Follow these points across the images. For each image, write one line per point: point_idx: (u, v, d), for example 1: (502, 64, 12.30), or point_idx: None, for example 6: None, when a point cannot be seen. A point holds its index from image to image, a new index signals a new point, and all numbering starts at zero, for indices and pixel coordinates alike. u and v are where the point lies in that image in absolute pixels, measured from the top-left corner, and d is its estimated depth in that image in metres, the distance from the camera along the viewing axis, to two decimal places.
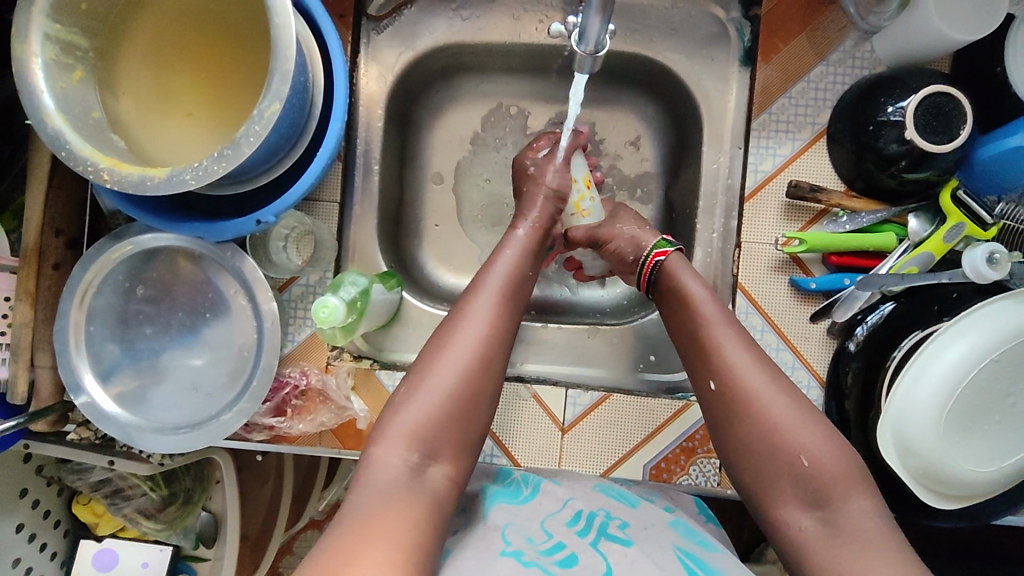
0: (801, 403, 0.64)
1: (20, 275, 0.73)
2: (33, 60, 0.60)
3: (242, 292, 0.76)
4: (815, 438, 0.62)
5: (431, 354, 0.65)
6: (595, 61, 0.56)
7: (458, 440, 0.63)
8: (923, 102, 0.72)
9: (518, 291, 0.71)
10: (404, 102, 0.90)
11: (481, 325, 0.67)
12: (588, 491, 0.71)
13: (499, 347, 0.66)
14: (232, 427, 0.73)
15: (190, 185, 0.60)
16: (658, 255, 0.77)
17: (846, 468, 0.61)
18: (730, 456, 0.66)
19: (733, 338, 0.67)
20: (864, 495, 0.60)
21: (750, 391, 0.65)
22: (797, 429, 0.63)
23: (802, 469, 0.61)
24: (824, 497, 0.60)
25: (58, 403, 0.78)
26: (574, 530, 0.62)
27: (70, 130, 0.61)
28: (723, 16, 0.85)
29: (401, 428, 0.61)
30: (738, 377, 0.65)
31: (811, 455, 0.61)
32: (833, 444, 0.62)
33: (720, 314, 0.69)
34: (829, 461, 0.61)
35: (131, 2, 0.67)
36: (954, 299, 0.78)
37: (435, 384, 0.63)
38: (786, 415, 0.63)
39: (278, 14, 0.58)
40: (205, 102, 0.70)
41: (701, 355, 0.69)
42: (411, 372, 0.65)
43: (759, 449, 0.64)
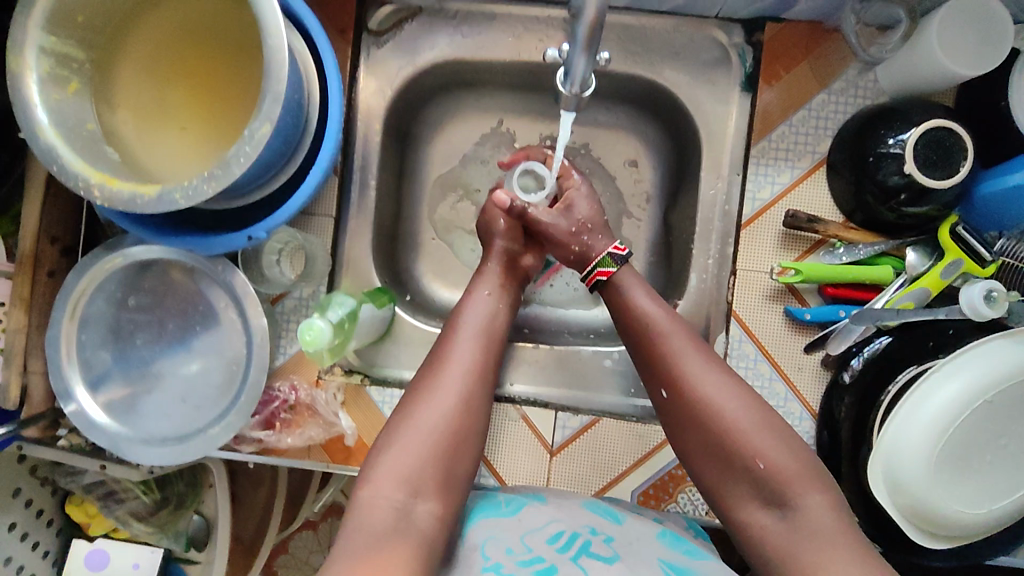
0: (756, 405, 0.64)
1: (14, 282, 0.74)
2: (29, 73, 0.60)
3: (232, 306, 0.76)
4: (767, 439, 0.61)
5: (413, 398, 0.68)
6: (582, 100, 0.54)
7: (446, 476, 0.64)
8: (922, 137, 0.71)
9: (491, 337, 0.75)
10: (402, 117, 0.90)
11: (460, 362, 0.70)
12: (575, 508, 0.71)
13: (477, 388, 0.70)
14: (220, 441, 0.73)
15: (180, 204, 0.60)
16: (601, 274, 0.76)
17: (801, 468, 0.60)
18: (691, 466, 0.65)
19: (688, 348, 0.67)
20: (819, 491, 0.59)
21: (705, 398, 0.64)
22: (754, 431, 0.62)
23: (760, 471, 0.60)
24: (782, 496, 0.59)
25: (49, 410, 0.80)
26: (554, 546, 0.63)
27: (63, 144, 0.61)
28: (725, 40, 0.84)
29: (389, 469, 0.62)
30: (692, 385, 0.65)
31: (767, 458, 0.60)
32: (787, 445, 0.61)
33: (673, 323, 0.69)
34: (783, 463, 0.60)
35: (130, 15, 0.68)
36: (950, 336, 0.77)
37: (420, 425, 0.65)
38: (741, 417, 0.62)
39: (270, 36, 0.58)
40: (200, 116, 0.70)
41: (654, 362, 0.68)
42: (394, 420, 0.67)
43: (716, 454, 0.63)
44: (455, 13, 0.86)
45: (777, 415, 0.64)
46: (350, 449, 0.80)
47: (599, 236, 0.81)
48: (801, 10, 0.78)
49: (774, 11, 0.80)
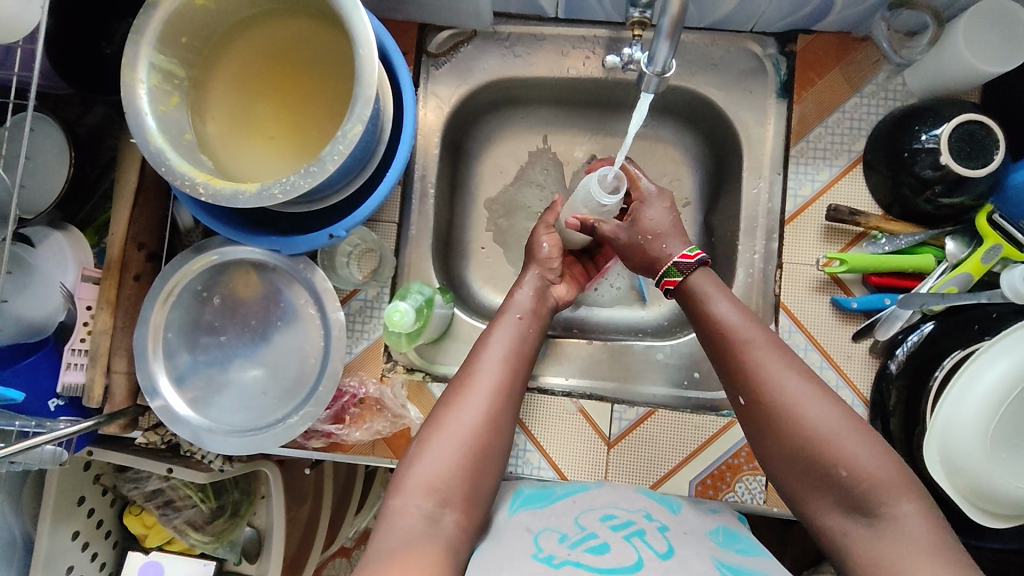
0: (842, 411, 0.63)
1: (102, 285, 0.79)
2: (140, 85, 0.67)
3: (311, 303, 0.80)
4: (857, 448, 0.61)
5: (442, 410, 0.70)
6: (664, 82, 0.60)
7: (474, 486, 0.66)
8: (956, 130, 0.76)
9: (520, 348, 0.77)
10: (456, 132, 0.97)
11: (488, 381, 0.72)
12: (631, 492, 0.72)
13: (506, 403, 0.72)
14: (299, 429, 0.76)
15: (278, 199, 0.65)
16: (668, 283, 0.78)
17: (890, 474, 0.59)
18: (775, 473, 0.66)
19: (766, 354, 0.67)
20: (911, 500, 0.58)
21: (789, 403, 0.64)
22: (840, 438, 0.61)
23: (844, 479, 0.60)
24: (866, 506, 0.59)
25: (131, 407, 0.82)
26: (608, 524, 0.64)
27: (168, 148, 0.67)
28: (760, 52, 0.90)
29: (420, 478, 0.65)
30: (773, 389, 0.65)
31: (851, 465, 0.60)
32: (873, 450, 0.61)
33: (755, 332, 0.69)
34: (872, 472, 0.59)
35: (225, 37, 0.75)
36: (995, 318, 0.80)
37: (449, 439, 0.67)
38: (827, 424, 0.62)
39: (363, 47, 0.65)
40: (285, 127, 0.76)
41: (732, 371, 0.69)
42: (427, 425, 0.70)
43: (798, 461, 0.63)
44: (507, 35, 0.93)
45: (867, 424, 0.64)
46: None
47: (673, 243, 0.81)
48: (831, 22, 0.85)
49: (806, 24, 0.86)
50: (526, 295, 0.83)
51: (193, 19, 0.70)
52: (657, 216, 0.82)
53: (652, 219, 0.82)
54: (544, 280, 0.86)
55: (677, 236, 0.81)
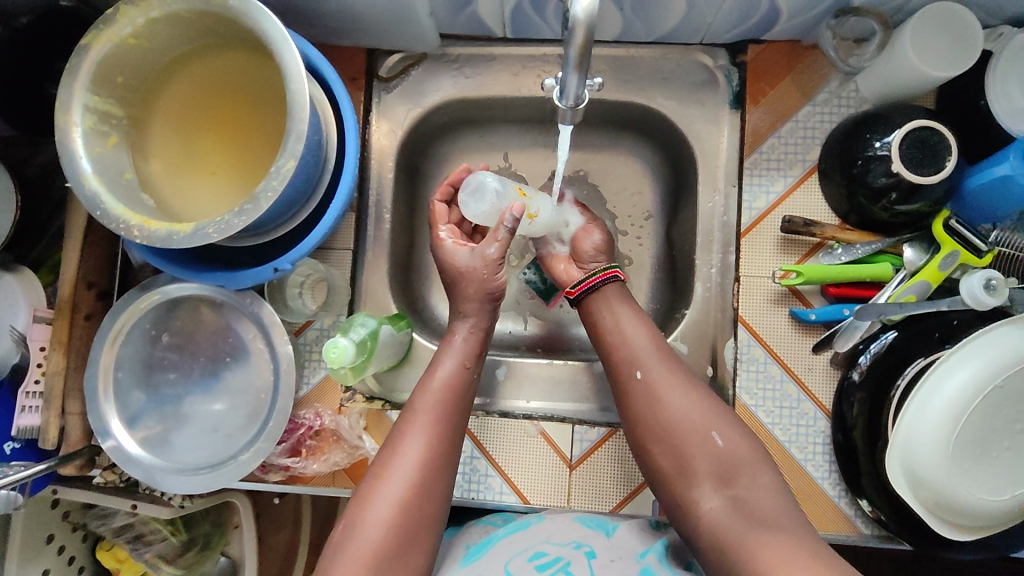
0: (709, 395, 0.72)
1: (53, 326, 0.77)
2: (75, 129, 0.67)
3: (260, 336, 0.80)
4: (723, 427, 0.69)
5: (369, 488, 0.67)
6: (578, 111, 0.58)
7: (402, 571, 0.64)
8: (907, 137, 0.75)
9: (454, 400, 0.73)
10: (411, 155, 0.96)
11: (417, 452, 0.69)
12: (567, 523, 0.72)
13: (436, 473, 0.69)
14: (250, 466, 0.76)
15: (213, 238, 0.64)
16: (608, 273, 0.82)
17: (750, 448, 0.68)
18: (645, 458, 0.71)
19: (651, 341, 0.76)
20: (767, 473, 0.66)
21: (669, 387, 0.72)
22: (706, 416, 0.70)
23: (718, 448, 0.68)
24: (731, 476, 0.66)
25: (86, 447, 0.82)
26: (534, 564, 0.64)
27: (104, 191, 0.66)
28: (711, 63, 0.89)
29: (346, 570, 0.62)
30: (660, 372, 0.73)
31: (723, 436, 0.68)
32: (735, 427, 0.70)
33: (641, 324, 0.77)
34: (735, 446, 0.68)
35: (164, 73, 0.74)
36: (955, 326, 0.78)
37: (374, 523, 0.64)
38: (700, 406, 0.70)
39: (293, 81, 0.64)
40: (227, 160, 0.75)
41: (622, 356, 0.75)
42: (353, 507, 0.67)
43: (672, 435, 0.69)
44: (456, 57, 0.92)
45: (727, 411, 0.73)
46: None
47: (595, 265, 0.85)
48: (779, 31, 0.84)
49: (755, 34, 0.85)
50: (463, 342, 0.78)
51: (127, 59, 0.69)
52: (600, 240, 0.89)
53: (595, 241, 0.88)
54: (483, 326, 0.79)
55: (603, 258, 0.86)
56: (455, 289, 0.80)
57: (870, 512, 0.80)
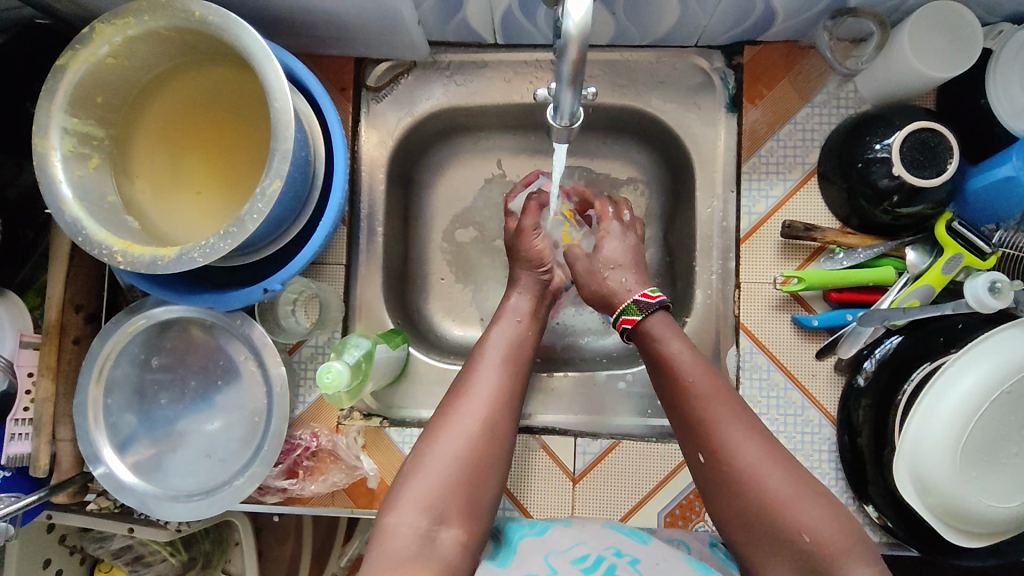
0: (794, 471, 0.62)
1: (41, 351, 0.76)
2: (53, 153, 0.65)
3: (252, 358, 0.79)
4: (811, 512, 0.59)
5: (438, 424, 0.67)
6: (573, 129, 0.56)
7: (470, 505, 0.63)
8: (908, 139, 0.73)
9: (519, 351, 0.76)
10: (404, 165, 0.94)
11: (486, 393, 0.69)
12: (598, 529, 0.70)
13: (504, 416, 0.69)
14: (245, 491, 0.74)
15: (199, 262, 0.62)
16: (626, 321, 0.76)
17: (841, 540, 0.58)
18: (729, 533, 0.63)
19: (716, 406, 0.66)
20: (866, 564, 0.56)
21: (744, 467, 0.62)
22: (792, 501, 0.60)
23: (806, 542, 0.58)
24: (825, 573, 0.57)
25: (78, 475, 0.79)
26: (577, 565, 0.62)
27: (86, 216, 0.64)
28: (706, 66, 0.87)
29: (415, 495, 0.61)
30: (728, 449, 0.63)
31: (811, 529, 0.58)
32: (831, 515, 0.59)
33: (707, 387, 0.67)
34: (828, 538, 0.58)
35: (144, 91, 0.72)
36: (961, 330, 0.78)
37: (444, 453, 0.64)
38: (780, 489, 0.61)
39: (277, 99, 0.62)
40: (212, 179, 0.74)
41: (687, 429, 0.67)
42: (419, 443, 0.66)
43: (755, 523, 0.61)
44: (447, 64, 0.90)
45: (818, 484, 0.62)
46: (374, 492, 0.81)
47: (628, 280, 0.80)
48: (775, 32, 0.82)
49: (751, 35, 0.83)
50: (521, 298, 0.82)
51: (106, 78, 0.67)
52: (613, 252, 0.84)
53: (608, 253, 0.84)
54: (542, 285, 0.83)
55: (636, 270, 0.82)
56: (513, 258, 0.85)
57: (876, 518, 0.79)
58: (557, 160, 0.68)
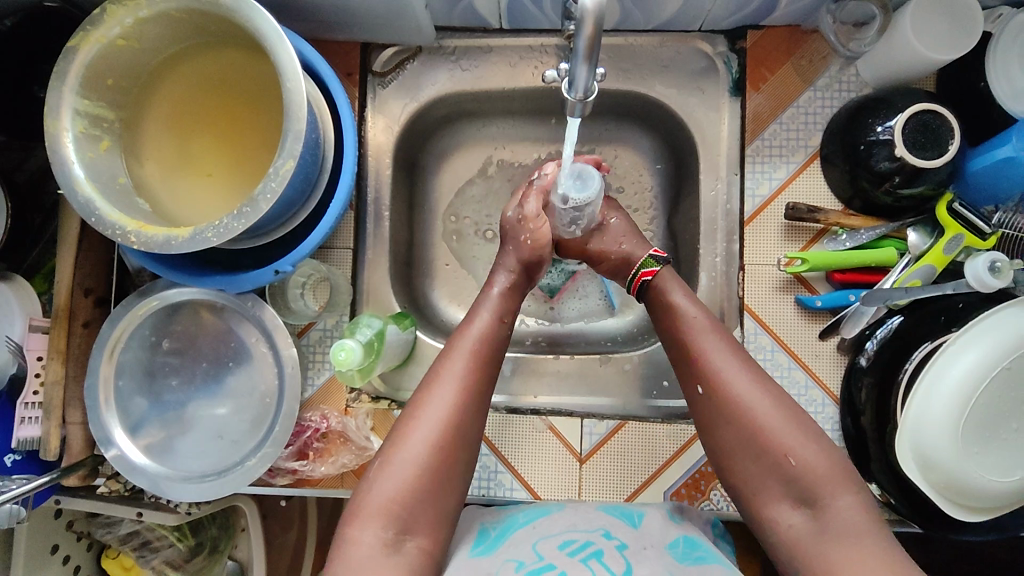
0: (786, 402, 0.64)
1: (52, 334, 0.76)
2: (65, 134, 0.65)
3: (263, 340, 0.79)
4: (802, 439, 0.61)
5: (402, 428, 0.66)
6: (587, 105, 0.56)
7: (436, 510, 0.64)
8: (910, 121, 0.74)
9: (492, 348, 0.72)
10: (409, 150, 0.94)
11: (451, 396, 0.67)
12: (590, 512, 0.71)
13: (470, 417, 0.67)
14: (257, 472, 0.75)
15: (212, 242, 0.63)
16: (645, 274, 0.77)
17: (825, 465, 0.60)
18: (719, 458, 0.66)
19: (716, 343, 0.68)
20: (852, 492, 0.59)
21: (737, 398, 0.64)
22: (785, 429, 0.62)
23: (792, 467, 0.61)
24: (811, 495, 0.60)
25: (87, 458, 0.80)
26: (565, 551, 0.63)
27: (99, 197, 0.65)
28: (710, 50, 0.88)
29: (377, 505, 0.62)
30: (723, 381, 0.65)
31: (798, 456, 0.61)
32: (817, 444, 0.62)
33: (704, 326, 0.69)
34: (815, 464, 0.60)
35: (154, 74, 0.73)
36: (960, 309, 0.78)
37: (407, 461, 0.64)
38: (770, 418, 0.63)
39: (289, 79, 0.63)
40: (223, 162, 0.74)
41: (688, 366, 0.69)
42: (385, 446, 0.66)
43: (749, 449, 0.63)
44: (452, 49, 0.90)
45: (810, 417, 0.64)
46: None
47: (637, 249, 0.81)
48: (778, 16, 0.83)
49: (755, 19, 0.84)
50: (502, 291, 0.78)
51: (117, 60, 0.68)
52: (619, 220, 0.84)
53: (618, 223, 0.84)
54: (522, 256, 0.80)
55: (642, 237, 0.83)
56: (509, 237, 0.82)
57: (880, 496, 0.81)
58: (570, 141, 0.70)
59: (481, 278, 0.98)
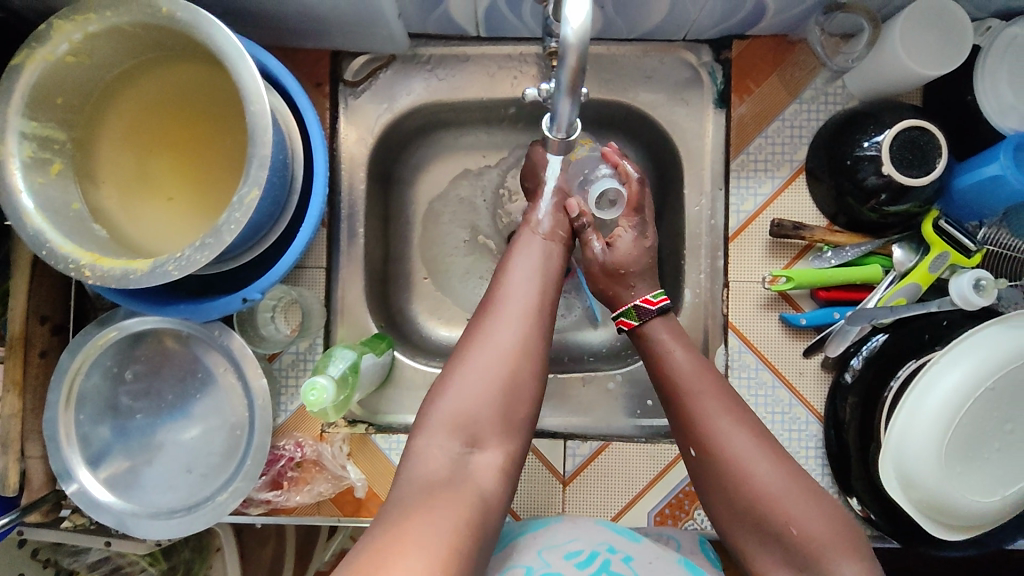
0: (787, 465, 0.63)
1: (6, 365, 0.72)
2: (10, 160, 0.60)
3: (231, 370, 0.76)
4: (801, 506, 0.60)
5: (465, 345, 0.65)
6: (570, 139, 0.54)
7: (506, 422, 0.62)
8: (897, 137, 0.73)
9: (548, 263, 0.73)
10: (385, 162, 0.91)
11: (517, 312, 0.67)
12: (591, 524, 0.68)
13: (536, 330, 0.66)
14: (229, 507, 0.72)
15: (173, 276, 0.59)
16: (623, 324, 0.76)
17: (827, 529, 0.59)
18: (719, 523, 0.65)
19: (713, 405, 0.66)
20: (855, 559, 0.57)
21: (735, 458, 0.63)
22: (783, 495, 0.61)
23: (793, 535, 0.59)
24: (810, 561, 0.58)
25: (51, 491, 0.76)
26: (571, 563, 0.61)
27: (50, 228, 0.61)
28: (695, 61, 0.86)
29: (444, 415, 0.61)
30: (720, 446, 0.64)
31: (800, 524, 0.59)
32: (818, 508, 0.60)
33: (700, 386, 0.68)
34: (817, 532, 0.59)
35: (107, 92, 0.68)
36: (946, 326, 0.77)
37: (477, 368, 0.63)
38: (771, 481, 0.62)
39: (253, 102, 0.59)
40: (184, 184, 0.70)
41: (682, 423, 0.68)
42: (449, 361, 0.65)
43: (747, 516, 0.62)
44: (428, 57, 0.87)
45: (815, 483, 0.63)
46: (362, 501, 0.79)
47: (638, 284, 0.78)
48: (765, 26, 0.81)
49: (740, 29, 0.82)
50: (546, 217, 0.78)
51: (66, 78, 0.63)
52: (626, 250, 0.78)
53: (623, 252, 0.78)
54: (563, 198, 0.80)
55: (648, 273, 0.79)
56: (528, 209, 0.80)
57: (860, 510, 0.80)
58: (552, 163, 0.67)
59: (460, 294, 0.95)
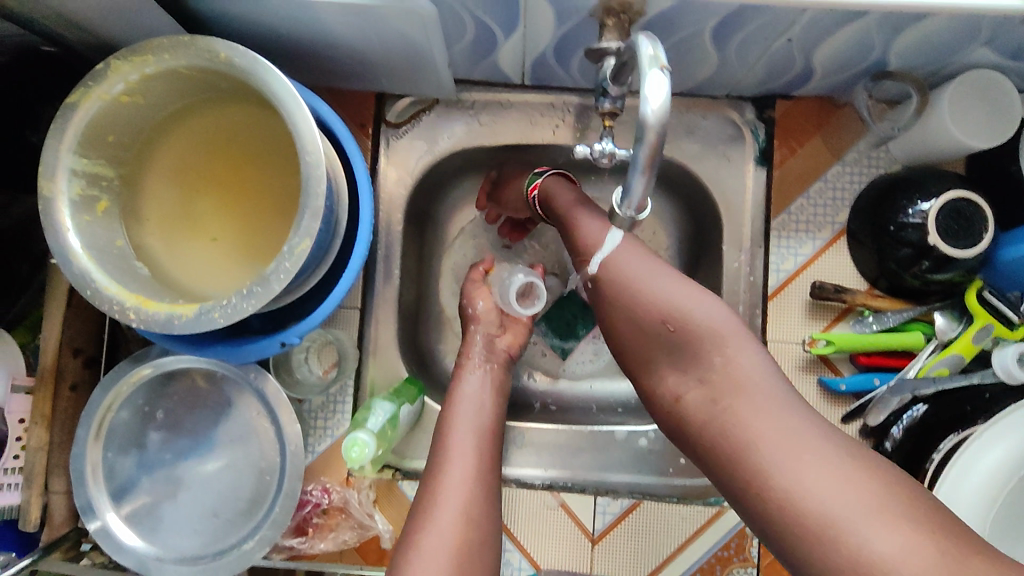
0: (674, 275, 0.63)
1: (36, 396, 0.70)
2: (60, 197, 0.59)
3: (264, 413, 0.75)
4: (699, 308, 0.60)
5: (415, 520, 0.60)
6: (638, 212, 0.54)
7: None
8: (944, 207, 0.72)
9: (489, 417, 0.69)
10: (422, 203, 0.91)
11: (463, 473, 0.62)
12: None
13: (487, 493, 0.62)
14: (256, 555, 0.71)
15: (219, 323, 0.58)
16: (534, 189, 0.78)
17: (724, 325, 0.59)
18: (612, 332, 0.66)
19: (607, 244, 0.66)
20: (753, 352, 0.57)
21: (623, 280, 0.64)
22: (666, 292, 0.62)
23: (673, 332, 0.60)
24: (697, 359, 0.59)
25: (71, 530, 0.76)
26: None
27: (96, 268, 0.60)
28: (738, 118, 0.85)
29: None
30: (604, 270, 0.66)
31: (677, 319, 0.60)
32: (701, 300, 0.61)
33: (581, 199, 0.72)
34: (698, 324, 0.59)
35: (157, 130, 0.68)
36: (987, 400, 0.76)
37: (432, 547, 0.57)
38: (661, 294, 0.62)
39: (309, 153, 0.59)
40: (229, 224, 0.70)
41: (575, 248, 0.70)
42: (401, 542, 0.59)
43: (631, 315, 0.64)
44: (471, 102, 0.87)
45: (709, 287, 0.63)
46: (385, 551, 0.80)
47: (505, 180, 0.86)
48: (811, 88, 0.81)
49: (785, 90, 0.82)
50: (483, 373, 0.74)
51: (120, 116, 0.63)
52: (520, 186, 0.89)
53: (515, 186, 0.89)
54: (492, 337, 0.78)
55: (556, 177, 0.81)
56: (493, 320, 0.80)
57: None
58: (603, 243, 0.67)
59: None
